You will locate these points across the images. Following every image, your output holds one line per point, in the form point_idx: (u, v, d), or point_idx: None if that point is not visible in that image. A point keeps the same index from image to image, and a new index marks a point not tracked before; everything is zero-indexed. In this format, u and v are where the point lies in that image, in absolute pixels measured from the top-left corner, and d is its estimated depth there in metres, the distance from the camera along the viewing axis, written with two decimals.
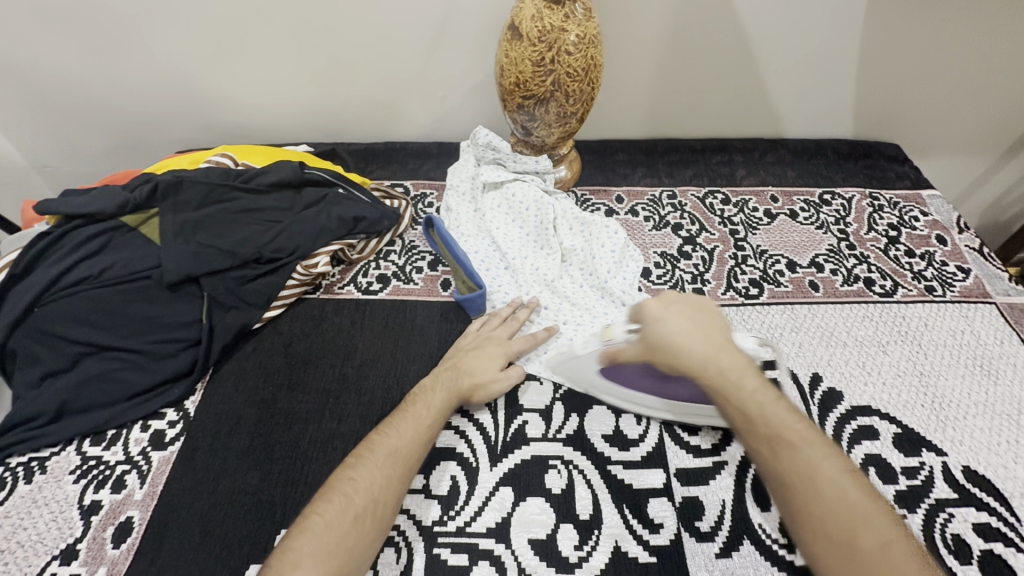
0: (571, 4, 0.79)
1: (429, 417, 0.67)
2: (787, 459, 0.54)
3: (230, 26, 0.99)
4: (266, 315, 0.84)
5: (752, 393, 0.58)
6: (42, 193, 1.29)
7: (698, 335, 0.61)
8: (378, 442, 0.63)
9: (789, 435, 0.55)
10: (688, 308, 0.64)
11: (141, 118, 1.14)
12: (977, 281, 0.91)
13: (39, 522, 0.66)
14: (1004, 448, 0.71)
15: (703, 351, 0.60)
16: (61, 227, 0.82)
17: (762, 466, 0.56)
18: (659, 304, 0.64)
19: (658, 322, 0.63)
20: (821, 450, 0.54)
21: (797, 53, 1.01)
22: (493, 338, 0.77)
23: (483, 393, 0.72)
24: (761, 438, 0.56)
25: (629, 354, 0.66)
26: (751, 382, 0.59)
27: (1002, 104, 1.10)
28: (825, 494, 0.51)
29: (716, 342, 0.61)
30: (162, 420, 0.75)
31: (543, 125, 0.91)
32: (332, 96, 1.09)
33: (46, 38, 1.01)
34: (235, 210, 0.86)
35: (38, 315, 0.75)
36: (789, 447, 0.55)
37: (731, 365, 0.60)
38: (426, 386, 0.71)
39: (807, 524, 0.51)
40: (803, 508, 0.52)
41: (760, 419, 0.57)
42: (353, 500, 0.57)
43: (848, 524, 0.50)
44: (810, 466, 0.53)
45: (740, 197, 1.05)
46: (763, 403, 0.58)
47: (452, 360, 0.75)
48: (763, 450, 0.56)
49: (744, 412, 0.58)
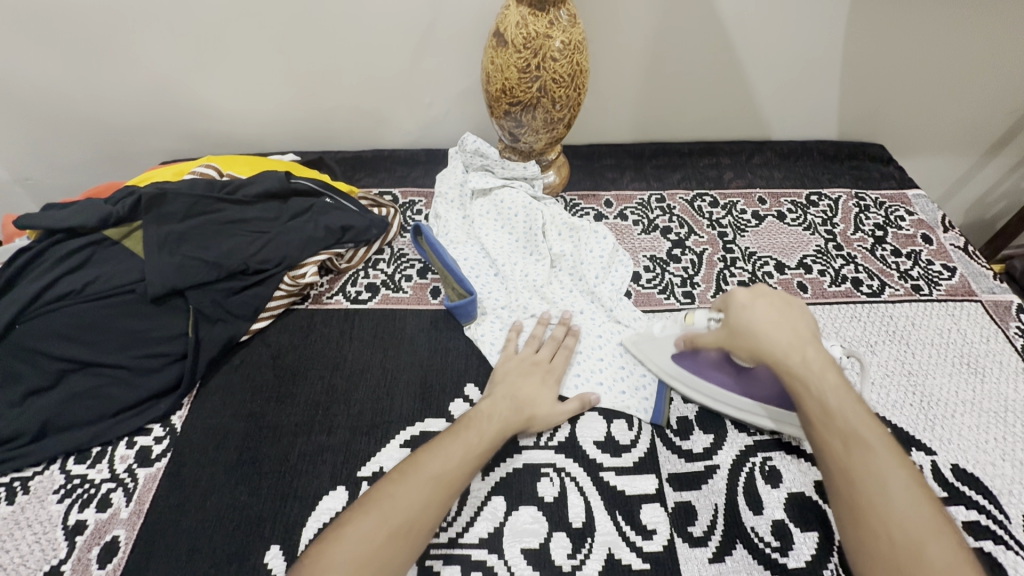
0: (555, 11, 0.79)
1: (480, 446, 0.65)
2: (858, 458, 0.53)
3: (214, 34, 0.98)
4: (254, 326, 0.83)
5: (833, 387, 0.57)
6: (25, 208, 1.27)
7: (785, 327, 0.61)
8: (423, 461, 0.61)
9: (864, 434, 0.54)
10: (777, 300, 0.63)
11: (125, 129, 1.13)
12: (963, 280, 0.92)
13: (22, 544, 0.65)
14: (993, 445, 0.72)
15: (787, 341, 0.60)
16: (43, 241, 0.81)
17: (830, 461, 0.55)
18: (747, 294, 0.64)
19: (744, 309, 0.63)
20: (891, 453, 0.53)
21: (782, 55, 1.02)
22: (540, 366, 0.75)
23: (541, 423, 0.71)
24: (834, 433, 0.55)
25: (707, 339, 0.67)
26: (834, 376, 0.58)
27: (984, 103, 1.11)
28: (895, 498, 0.51)
29: (802, 336, 0.60)
30: (149, 437, 0.74)
31: (530, 131, 0.91)
32: (318, 104, 1.09)
33: (25, 51, 1.00)
34: (221, 221, 0.85)
35: (19, 331, 0.74)
36: (863, 447, 0.54)
37: (816, 359, 0.59)
38: (484, 412, 0.68)
39: (869, 527, 0.51)
40: (867, 508, 0.51)
41: (838, 414, 0.56)
42: (388, 517, 0.56)
43: (911, 533, 0.49)
44: (880, 470, 0.52)
45: (728, 200, 1.05)
46: (844, 400, 0.56)
47: (506, 384, 0.72)
48: (834, 444, 0.55)
49: (824, 406, 0.56)
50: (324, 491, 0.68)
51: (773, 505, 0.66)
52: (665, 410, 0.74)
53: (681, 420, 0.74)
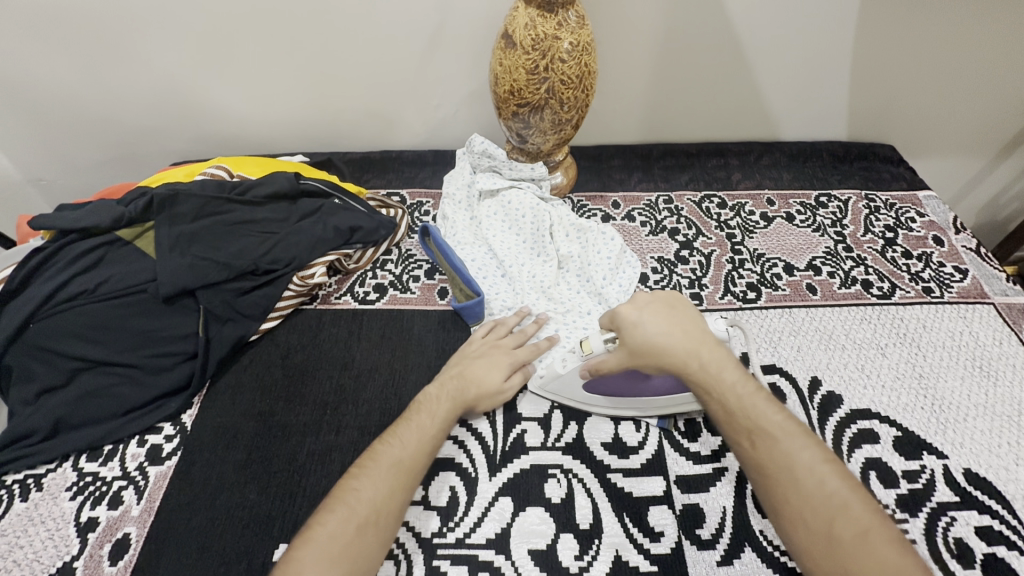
0: (563, 12, 0.79)
1: (434, 426, 0.66)
2: (766, 451, 0.57)
3: (225, 35, 0.99)
4: (263, 326, 0.83)
5: (731, 386, 0.62)
6: (39, 209, 1.29)
7: (676, 330, 0.65)
8: (380, 451, 0.63)
9: (768, 427, 0.58)
10: (657, 306, 0.68)
11: (137, 131, 1.15)
12: (975, 282, 0.91)
13: (36, 540, 0.65)
14: (1006, 450, 0.71)
15: (682, 345, 0.64)
16: (57, 242, 0.82)
17: (744, 458, 0.59)
18: (631, 309, 0.67)
19: (636, 327, 0.65)
20: (798, 438, 0.57)
21: (792, 56, 1.02)
22: (498, 348, 0.76)
23: (488, 403, 0.72)
24: (741, 432, 0.60)
25: (609, 363, 0.67)
26: (731, 374, 0.63)
27: (998, 102, 1.10)
28: (802, 481, 0.54)
29: (694, 337, 0.65)
30: (159, 435, 0.74)
31: (538, 132, 0.91)
32: (327, 106, 1.10)
33: (41, 54, 1.01)
34: (231, 222, 0.85)
35: (33, 330, 0.75)
36: (768, 439, 0.57)
37: (712, 360, 0.64)
38: (431, 396, 0.70)
39: (787, 514, 0.54)
40: (782, 497, 0.54)
41: (739, 412, 0.60)
42: (355, 510, 0.57)
43: (823, 511, 0.52)
44: (787, 457, 0.56)
45: (736, 201, 1.05)
46: (745, 396, 0.61)
47: (459, 366, 0.74)
48: (743, 442, 0.59)
49: (726, 408, 0.61)
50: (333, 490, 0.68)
51: None
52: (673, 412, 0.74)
53: (689, 422, 0.74)
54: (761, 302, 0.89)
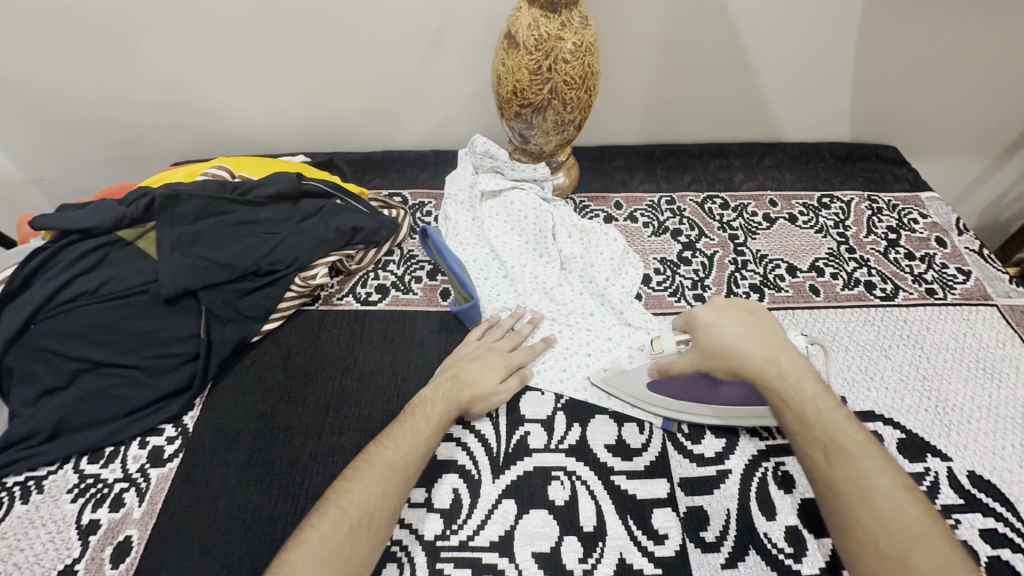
0: (567, 12, 0.79)
1: (428, 428, 0.66)
2: (841, 468, 0.56)
3: (226, 34, 0.98)
4: (265, 327, 0.83)
5: (809, 400, 0.61)
6: (39, 208, 1.28)
7: (753, 338, 0.65)
8: (374, 453, 0.63)
9: (846, 444, 0.57)
10: (736, 312, 0.67)
11: (138, 130, 1.14)
12: (978, 284, 0.91)
13: (37, 543, 0.65)
14: (1010, 452, 0.71)
15: (760, 353, 0.64)
16: (58, 242, 0.82)
17: (815, 472, 0.58)
18: (709, 311, 0.67)
19: (711, 328, 0.66)
20: (876, 461, 0.56)
21: (795, 57, 1.02)
22: (494, 350, 0.76)
23: (483, 405, 0.72)
24: (816, 445, 0.58)
25: (681, 364, 0.67)
26: (811, 387, 0.62)
27: (1001, 103, 1.09)
28: (878, 502, 0.53)
29: (774, 346, 0.64)
30: (161, 437, 0.74)
31: (541, 133, 0.91)
32: (329, 105, 1.09)
33: (41, 53, 1.01)
34: (233, 222, 0.85)
35: (34, 331, 0.74)
36: (846, 455, 0.56)
37: (790, 368, 0.63)
38: (426, 397, 0.70)
39: (857, 533, 0.53)
40: (853, 515, 0.53)
41: (817, 426, 0.59)
42: (347, 512, 0.57)
43: (899, 536, 0.51)
44: (863, 478, 0.54)
45: (739, 202, 1.05)
46: (825, 411, 0.60)
47: (452, 370, 0.74)
48: (817, 455, 0.58)
49: (802, 418, 0.60)
50: None
51: (786, 511, 0.66)
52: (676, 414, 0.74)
53: (693, 424, 0.74)
54: (764, 304, 0.89)
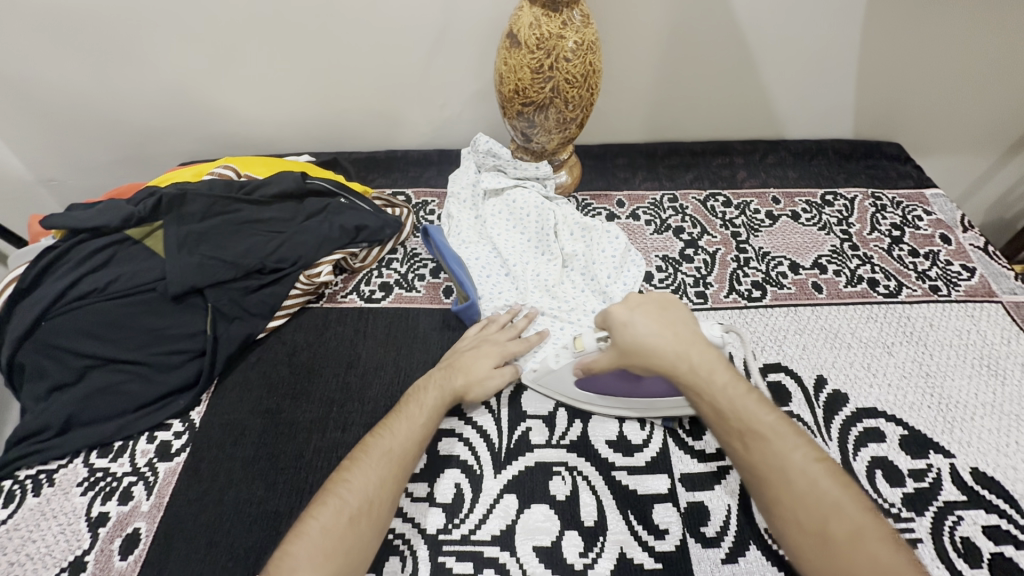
0: (568, 11, 0.79)
1: (423, 416, 0.67)
2: (758, 453, 0.56)
3: (232, 36, 1.00)
4: (270, 325, 0.84)
5: (721, 388, 0.61)
6: (48, 208, 1.30)
7: (666, 333, 0.64)
8: (372, 443, 0.64)
9: (758, 428, 0.58)
10: (650, 307, 0.66)
11: (146, 131, 1.16)
12: (983, 281, 0.90)
13: (48, 535, 0.66)
14: (1013, 449, 0.71)
15: (673, 348, 0.63)
16: (68, 241, 0.84)
17: (737, 460, 0.58)
18: (624, 309, 0.66)
19: (626, 326, 0.65)
20: (790, 440, 0.56)
21: (798, 54, 1.01)
22: (489, 340, 0.77)
23: (477, 391, 0.71)
24: (733, 433, 0.59)
25: (601, 362, 0.68)
26: (722, 376, 0.62)
27: (1007, 100, 1.09)
28: (795, 482, 0.53)
29: (685, 340, 0.64)
30: (168, 432, 0.75)
31: (543, 131, 0.91)
32: (333, 105, 1.10)
33: (51, 55, 1.02)
34: (239, 220, 0.86)
35: (45, 328, 0.76)
36: (759, 439, 0.57)
37: (704, 362, 0.62)
38: (420, 387, 0.71)
39: (781, 515, 0.53)
40: (775, 498, 0.54)
41: (731, 414, 0.59)
42: (347, 502, 0.58)
43: (818, 512, 0.51)
44: (780, 459, 0.55)
45: (741, 199, 1.05)
46: (735, 397, 0.60)
47: (448, 361, 0.75)
48: (734, 444, 0.58)
49: (716, 408, 0.60)
50: None
51: None
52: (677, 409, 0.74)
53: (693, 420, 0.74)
54: (766, 301, 0.89)
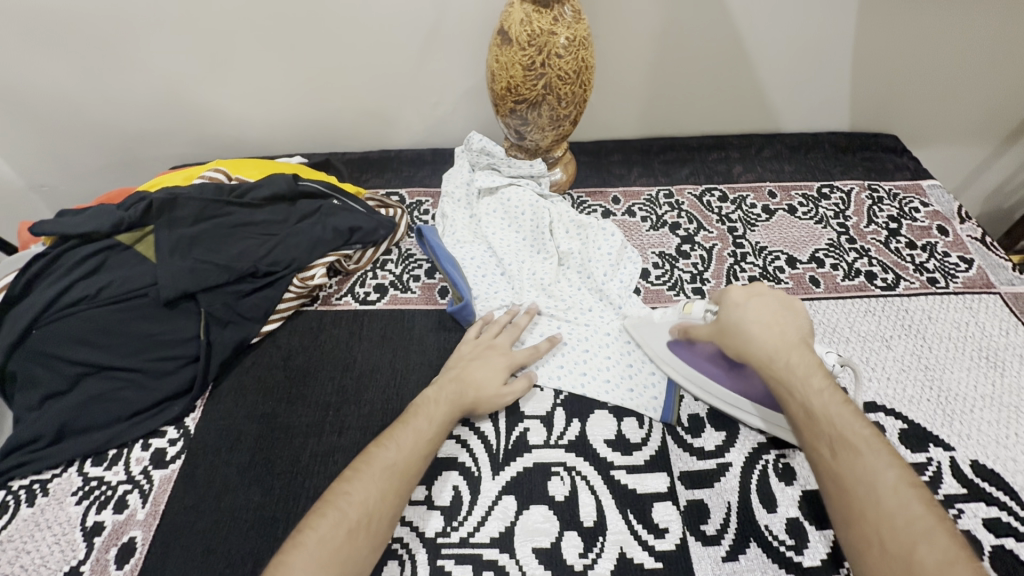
0: (559, 7, 0.79)
1: (431, 431, 0.66)
2: (847, 464, 0.54)
3: (221, 36, 0.99)
4: (264, 328, 0.83)
5: (817, 393, 0.59)
6: (39, 214, 1.29)
7: (773, 329, 0.65)
8: (373, 455, 0.63)
9: (852, 439, 0.55)
10: (770, 302, 0.68)
11: (136, 134, 1.15)
12: (981, 272, 0.90)
13: (42, 545, 0.66)
14: (1013, 441, 0.70)
15: (774, 344, 0.64)
16: (58, 247, 0.83)
17: (821, 468, 0.56)
18: (741, 294, 0.69)
19: (736, 308, 0.68)
20: (885, 457, 0.54)
21: (792, 47, 1.01)
22: (495, 349, 0.76)
23: (487, 407, 0.71)
24: (822, 439, 0.57)
25: (701, 330, 0.71)
26: (820, 382, 0.60)
27: (1003, 89, 1.08)
28: (884, 499, 0.51)
29: (790, 340, 0.64)
30: (163, 439, 0.74)
31: (536, 129, 0.91)
32: (325, 106, 1.09)
33: (38, 60, 1.01)
34: (230, 224, 0.86)
35: (36, 337, 0.75)
36: (851, 451, 0.55)
37: (800, 363, 0.62)
38: (429, 398, 0.70)
39: (860, 528, 0.51)
40: (858, 511, 0.52)
41: (823, 419, 0.58)
42: (346, 514, 0.57)
43: (903, 534, 0.48)
44: (870, 474, 0.53)
45: (738, 194, 1.04)
46: (830, 405, 0.58)
47: (455, 370, 0.73)
48: (822, 450, 0.56)
49: (808, 411, 0.59)
50: None
51: (787, 503, 0.66)
52: (674, 408, 0.73)
53: (692, 417, 0.74)
54: None
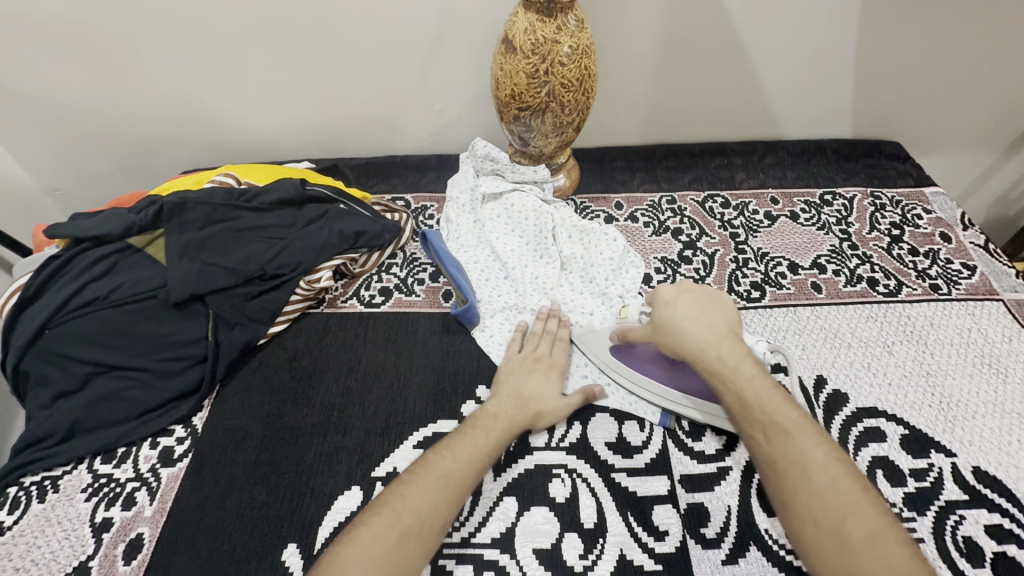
0: (563, 16, 0.80)
1: (488, 445, 0.66)
2: (779, 446, 0.56)
3: (230, 45, 1.01)
4: (271, 330, 0.85)
5: (748, 381, 0.61)
6: (53, 218, 1.32)
7: (703, 323, 0.66)
8: (432, 461, 0.62)
9: (781, 421, 0.57)
10: (698, 296, 0.70)
11: (149, 141, 1.17)
12: (983, 278, 0.90)
13: (52, 540, 0.67)
14: (1015, 447, 0.70)
15: (704, 338, 0.65)
16: (72, 249, 0.85)
17: (758, 452, 0.58)
18: (671, 291, 0.71)
19: (668, 306, 0.69)
20: (810, 434, 0.56)
21: (794, 55, 1.02)
22: (541, 361, 0.76)
23: (548, 419, 0.72)
24: (755, 424, 0.58)
25: (638, 333, 0.72)
26: (749, 369, 0.62)
27: (1005, 97, 1.09)
28: (814, 477, 0.52)
29: (719, 331, 0.66)
30: (171, 437, 0.76)
31: (540, 135, 0.92)
32: (332, 112, 1.11)
33: (54, 67, 1.04)
34: (238, 228, 0.88)
35: (49, 336, 0.77)
36: (782, 433, 0.56)
37: (730, 353, 0.63)
38: (489, 412, 0.69)
39: (795, 509, 0.52)
40: (791, 494, 0.53)
41: (755, 404, 0.59)
42: (400, 517, 0.57)
43: (832, 508, 0.50)
44: (799, 454, 0.54)
45: (740, 200, 1.05)
46: (759, 389, 0.60)
47: (509, 385, 0.73)
48: (757, 435, 0.58)
49: (741, 398, 0.60)
50: (340, 491, 0.69)
51: None
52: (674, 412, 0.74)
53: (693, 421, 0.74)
54: (765, 301, 0.89)
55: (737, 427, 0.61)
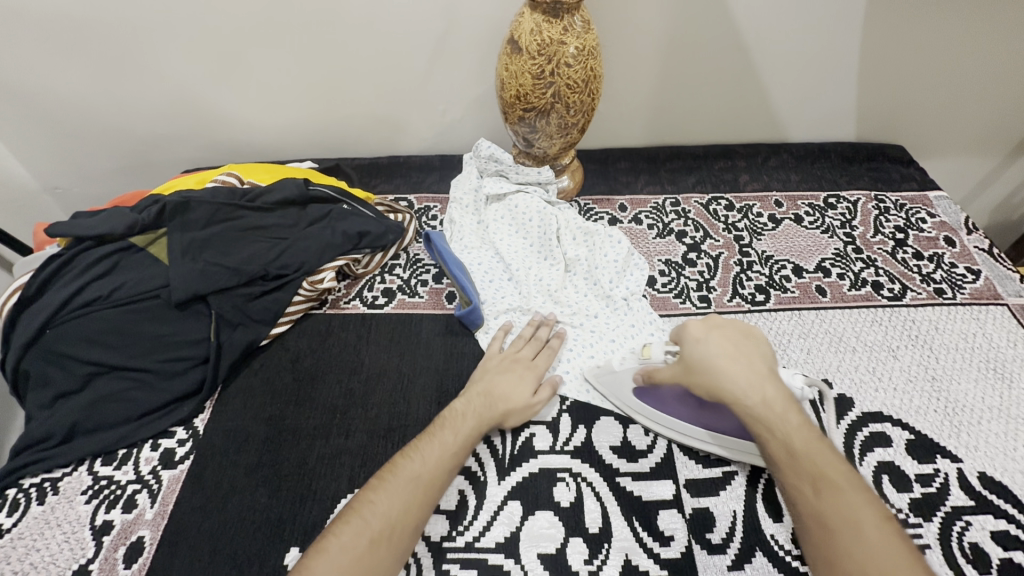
0: (569, 17, 0.79)
1: (456, 445, 0.65)
2: (829, 502, 0.52)
3: (232, 43, 1.00)
4: (273, 331, 0.84)
5: (795, 428, 0.57)
6: (53, 216, 1.31)
7: (743, 363, 0.61)
8: (399, 465, 0.62)
9: (832, 476, 0.53)
10: (732, 332, 0.64)
11: (149, 139, 1.16)
12: (988, 283, 0.90)
13: (52, 543, 0.66)
14: (1021, 453, 0.70)
15: (745, 378, 0.60)
16: (73, 249, 0.84)
17: (802, 505, 0.54)
18: (701, 327, 0.65)
19: (699, 343, 0.64)
20: (863, 493, 0.52)
21: (798, 58, 1.02)
22: (518, 361, 0.76)
23: (516, 418, 0.71)
24: (802, 475, 0.54)
25: (664, 373, 0.67)
26: (795, 416, 0.58)
27: (1008, 101, 1.09)
28: (868, 538, 0.49)
29: (760, 371, 0.61)
30: (172, 439, 0.75)
31: (545, 136, 0.91)
32: (335, 111, 1.11)
33: (54, 65, 1.03)
34: (240, 228, 0.87)
35: (50, 336, 0.76)
36: (833, 488, 0.52)
37: (776, 396, 0.59)
38: (458, 411, 0.69)
39: (844, 569, 0.48)
40: (841, 552, 0.49)
41: (803, 454, 0.55)
42: (369, 523, 0.56)
43: (888, 572, 0.46)
44: (850, 512, 0.51)
45: (744, 203, 1.04)
46: (808, 439, 0.56)
47: (483, 383, 0.73)
48: (804, 487, 0.54)
49: (788, 447, 0.56)
50: (342, 494, 0.69)
51: None
52: None
53: None
54: (770, 304, 0.88)
55: (778, 478, 0.57)
